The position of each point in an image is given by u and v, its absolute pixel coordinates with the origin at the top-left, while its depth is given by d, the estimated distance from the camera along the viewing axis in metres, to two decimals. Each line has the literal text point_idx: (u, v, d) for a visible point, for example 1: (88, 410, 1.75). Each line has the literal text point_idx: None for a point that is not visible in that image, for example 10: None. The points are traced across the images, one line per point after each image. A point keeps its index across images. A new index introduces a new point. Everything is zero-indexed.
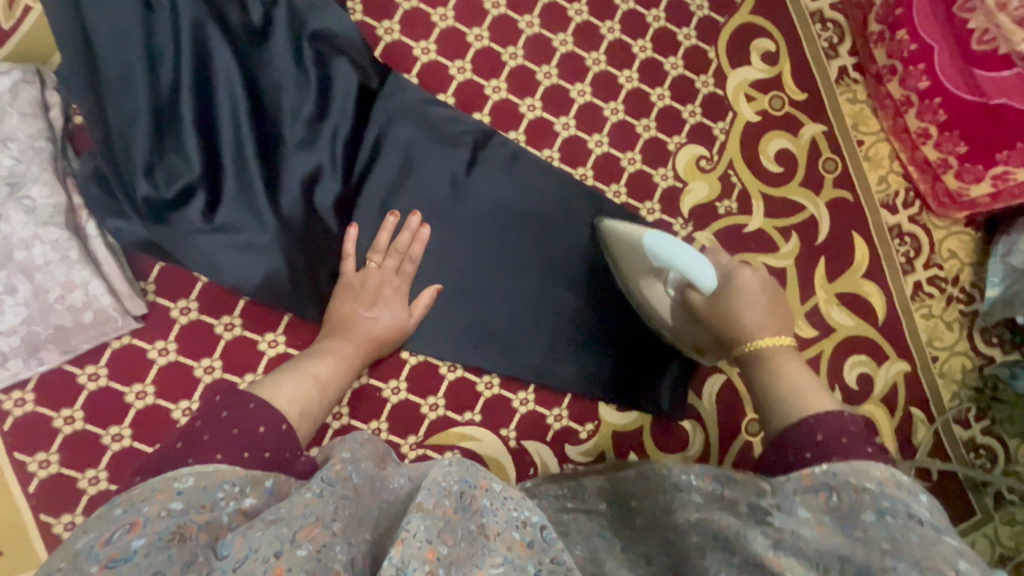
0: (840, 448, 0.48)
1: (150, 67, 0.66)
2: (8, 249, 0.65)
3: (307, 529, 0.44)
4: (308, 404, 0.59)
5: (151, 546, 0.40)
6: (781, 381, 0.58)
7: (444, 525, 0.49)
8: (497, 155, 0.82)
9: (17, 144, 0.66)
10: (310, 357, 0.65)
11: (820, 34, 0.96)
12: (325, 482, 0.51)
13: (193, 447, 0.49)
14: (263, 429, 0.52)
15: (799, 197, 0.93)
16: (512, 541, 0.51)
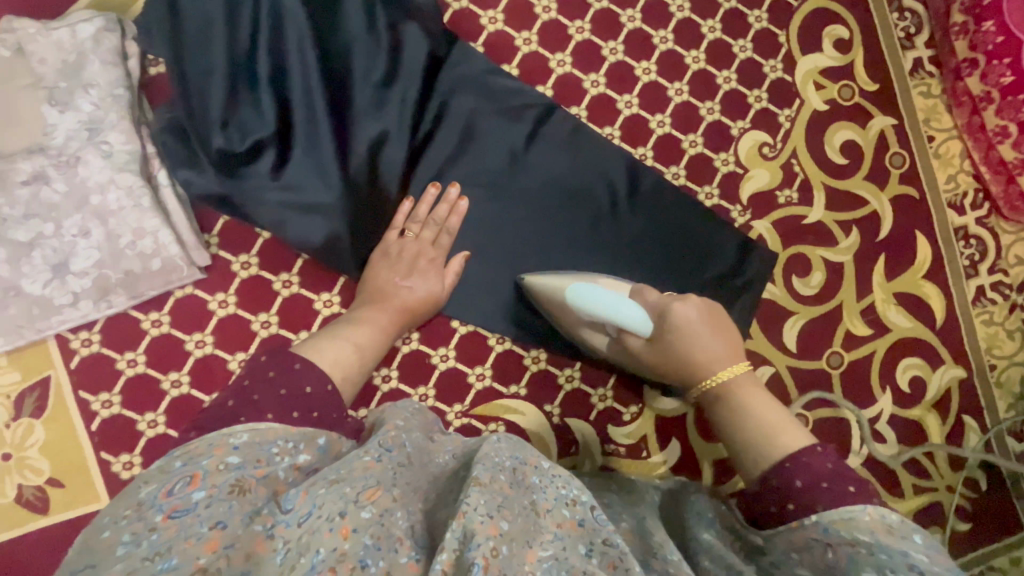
0: (822, 495, 0.54)
1: (228, 21, 0.66)
2: (85, 192, 0.67)
3: (369, 492, 0.44)
4: (346, 363, 0.61)
5: (211, 498, 0.41)
6: (753, 423, 0.63)
7: (501, 500, 0.45)
8: (559, 130, 0.80)
9: (98, 91, 0.67)
10: (346, 326, 0.67)
11: (896, 23, 0.93)
12: (383, 446, 0.51)
13: (243, 406, 0.49)
14: (309, 390, 0.53)
15: (862, 190, 0.90)
16: (562, 519, 0.49)
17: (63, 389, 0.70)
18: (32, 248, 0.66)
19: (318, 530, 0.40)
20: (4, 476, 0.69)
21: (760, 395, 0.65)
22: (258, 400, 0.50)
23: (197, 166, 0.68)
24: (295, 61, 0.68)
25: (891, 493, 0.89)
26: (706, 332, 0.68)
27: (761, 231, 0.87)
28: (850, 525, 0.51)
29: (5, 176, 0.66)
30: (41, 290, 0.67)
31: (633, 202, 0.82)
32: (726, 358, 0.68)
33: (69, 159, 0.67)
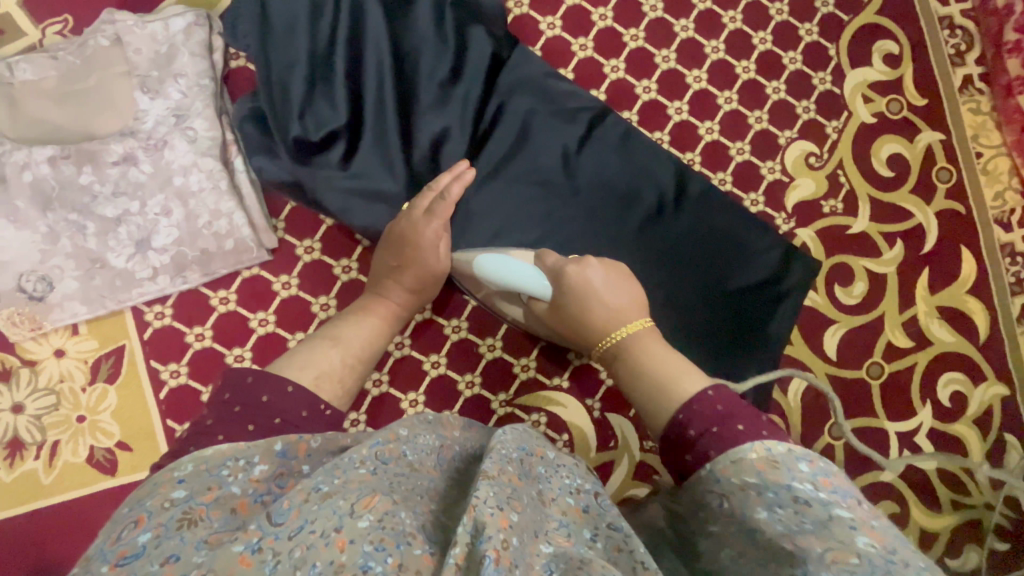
0: (714, 442, 0.49)
1: (312, 22, 0.72)
2: (169, 174, 0.72)
3: (365, 500, 0.41)
4: (327, 370, 0.60)
5: (160, 537, 0.38)
6: (650, 377, 0.59)
7: (512, 491, 0.44)
8: (611, 133, 0.83)
9: (186, 81, 0.72)
10: (336, 327, 0.67)
11: (947, 40, 0.93)
12: (380, 457, 0.48)
13: (248, 412, 0.50)
14: (266, 398, 0.52)
15: (908, 203, 0.91)
16: (567, 506, 0.50)
17: (135, 358, 0.74)
18: (119, 224, 0.71)
19: (312, 544, 0.38)
20: (77, 437, 0.73)
21: (654, 344, 0.63)
22: (268, 404, 0.52)
23: (273, 153, 0.73)
24: (368, 59, 0.73)
25: (928, 506, 0.89)
26: (605, 291, 0.67)
27: (805, 239, 0.88)
28: (739, 469, 0.46)
29: (98, 156, 0.71)
30: (124, 263, 0.72)
31: (679, 205, 0.84)
32: (629, 313, 0.66)
33: (157, 143, 0.72)
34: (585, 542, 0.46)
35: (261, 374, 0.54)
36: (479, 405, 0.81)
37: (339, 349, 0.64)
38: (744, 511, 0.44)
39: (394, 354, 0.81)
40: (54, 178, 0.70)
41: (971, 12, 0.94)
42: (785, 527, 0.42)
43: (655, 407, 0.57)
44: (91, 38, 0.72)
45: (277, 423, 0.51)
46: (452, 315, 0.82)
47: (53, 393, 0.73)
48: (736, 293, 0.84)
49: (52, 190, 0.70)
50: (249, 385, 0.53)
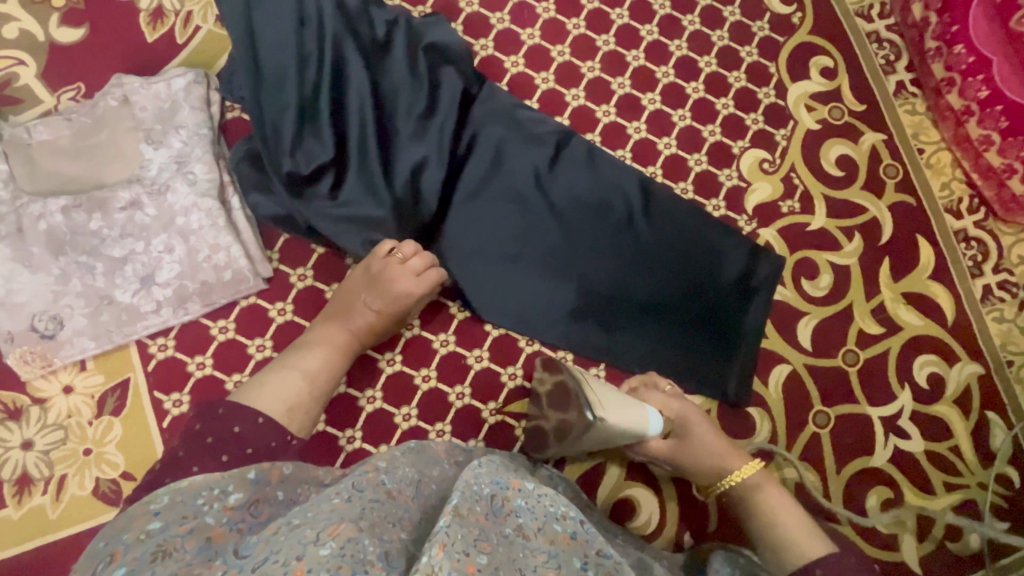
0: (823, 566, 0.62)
1: (300, 71, 0.80)
2: (171, 215, 0.78)
3: (331, 528, 0.41)
4: (297, 401, 0.64)
5: (132, 571, 0.41)
6: (776, 519, 0.70)
7: (479, 532, 0.44)
8: (578, 153, 0.90)
9: (186, 131, 0.80)
10: (302, 356, 0.70)
11: (877, 52, 1.03)
12: (356, 486, 0.48)
13: (219, 443, 0.54)
14: (237, 429, 0.55)
15: (861, 199, 0.97)
16: (554, 535, 0.49)
17: (139, 389, 0.77)
18: (125, 263, 0.77)
19: (271, 573, 0.37)
20: (84, 470, 0.75)
21: (773, 495, 0.73)
22: (239, 435, 0.55)
23: (267, 190, 0.80)
24: (352, 102, 0.81)
25: (921, 489, 0.90)
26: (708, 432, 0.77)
27: (767, 238, 0.94)
28: None
29: (106, 203, 0.77)
30: (129, 299, 0.77)
31: (647, 214, 0.90)
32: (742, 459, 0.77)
33: (160, 188, 0.78)
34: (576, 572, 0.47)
35: (234, 407, 0.57)
36: (471, 416, 0.84)
37: (302, 378, 0.67)
38: None
39: (387, 370, 0.84)
40: (66, 225, 0.76)
41: (895, 26, 1.04)
42: None
43: (775, 555, 0.67)
44: (102, 100, 0.81)
45: (249, 453, 0.55)
46: (439, 330, 0.86)
47: (61, 427, 0.76)
48: (710, 292, 0.89)
49: (64, 236, 0.76)
50: (222, 415, 0.56)
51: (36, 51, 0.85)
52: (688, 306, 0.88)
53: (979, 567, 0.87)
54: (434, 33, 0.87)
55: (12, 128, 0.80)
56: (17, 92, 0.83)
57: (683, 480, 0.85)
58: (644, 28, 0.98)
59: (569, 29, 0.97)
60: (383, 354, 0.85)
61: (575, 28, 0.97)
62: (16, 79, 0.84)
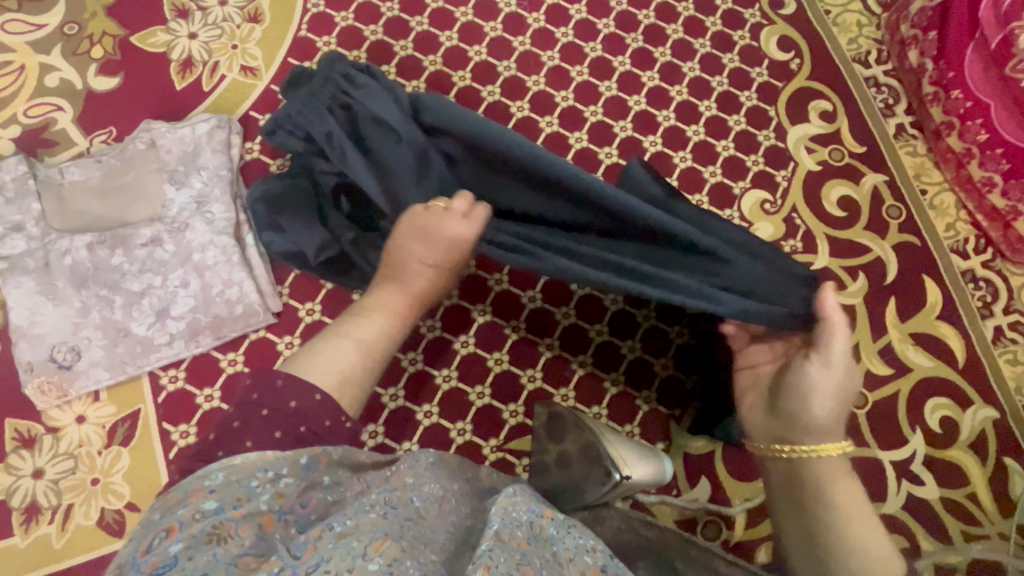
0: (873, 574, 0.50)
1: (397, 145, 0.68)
2: (189, 251, 0.82)
3: (377, 544, 0.40)
4: (349, 372, 0.58)
5: (191, 549, 0.38)
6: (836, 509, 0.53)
7: (521, 557, 0.43)
8: (684, 204, 0.66)
9: (207, 173, 0.84)
10: (345, 333, 0.62)
11: (875, 96, 1.05)
12: (389, 503, 0.47)
13: (274, 417, 0.52)
14: (293, 403, 0.53)
15: (864, 239, 0.98)
16: (585, 566, 0.47)
17: (149, 421, 0.79)
18: (143, 297, 0.80)
19: None
20: (90, 500, 0.77)
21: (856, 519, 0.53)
22: (296, 410, 0.52)
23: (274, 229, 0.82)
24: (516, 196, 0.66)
25: (938, 538, 0.87)
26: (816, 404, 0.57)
27: None
28: None
29: (129, 239, 0.81)
30: (145, 331, 0.80)
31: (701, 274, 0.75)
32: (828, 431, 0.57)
33: (180, 226, 0.82)
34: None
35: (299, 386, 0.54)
36: (473, 453, 0.84)
37: (354, 358, 0.60)
38: None
39: (390, 406, 0.85)
40: (90, 260, 0.80)
41: (892, 71, 1.06)
42: None
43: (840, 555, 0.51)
44: (131, 143, 0.86)
45: (302, 431, 0.52)
46: (443, 365, 0.87)
47: (72, 457, 0.78)
48: None
49: (87, 271, 0.80)
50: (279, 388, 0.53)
51: (74, 99, 0.91)
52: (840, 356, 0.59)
53: None
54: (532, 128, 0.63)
55: (46, 169, 0.85)
56: (53, 136, 0.89)
57: (686, 524, 0.84)
58: (645, 74, 1.02)
59: (574, 75, 1.01)
60: (387, 390, 0.86)
61: (579, 75, 1.01)
62: (54, 124, 0.90)
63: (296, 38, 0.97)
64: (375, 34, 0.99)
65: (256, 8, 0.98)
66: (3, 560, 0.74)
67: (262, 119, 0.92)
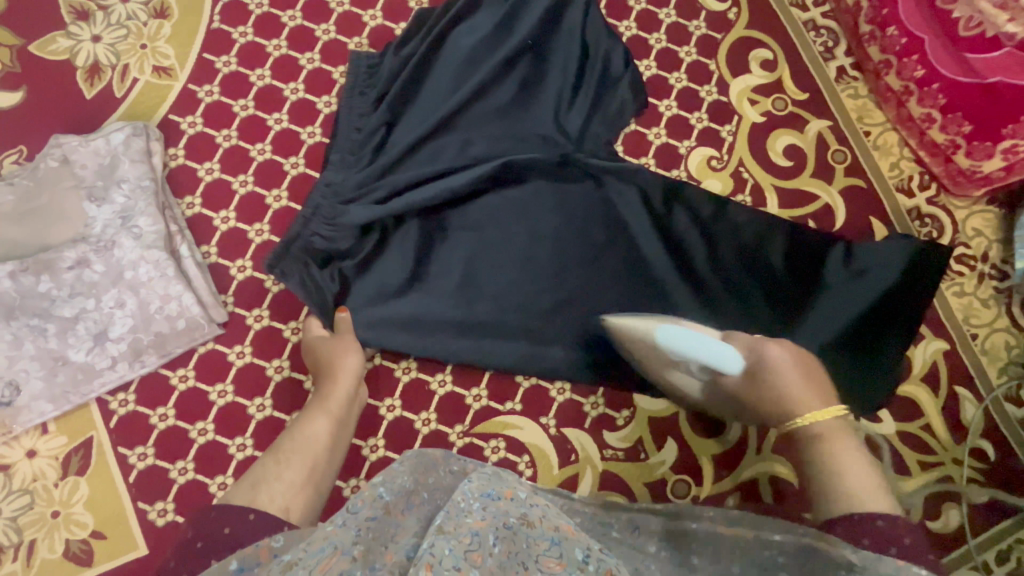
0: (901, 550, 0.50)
1: (508, 312, 0.87)
2: (120, 269, 0.78)
3: (325, 562, 0.47)
4: (268, 479, 0.62)
5: None
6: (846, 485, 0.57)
7: (470, 542, 0.50)
8: (489, 243, 0.89)
9: (129, 185, 0.81)
10: (284, 460, 0.65)
11: (815, 40, 1.04)
12: (352, 509, 0.55)
13: (211, 545, 0.53)
14: (250, 516, 0.55)
15: (812, 187, 0.98)
16: (558, 524, 0.57)
17: (104, 447, 0.77)
18: (77, 322, 0.77)
19: None
20: (53, 533, 0.75)
21: (846, 439, 0.62)
22: (229, 535, 0.53)
23: (359, 251, 0.86)
24: (460, 240, 0.89)
25: (896, 470, 0.90)
26: (794, 375, 0.69)
27: (722, 233, 0.93)
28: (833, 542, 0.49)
29: (53, 264, 0.77)
30: (84, 357, 0.77)
31: (836, 345, 0.90)
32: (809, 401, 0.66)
33: (107, 244, 0.79)
34: (577, 563, 0.51)
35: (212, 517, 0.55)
36: (441, 441, 0.84)
37: (285, 481, 0.62)
38: None
39: None
40: (14, 290, 0.76)
41: (830, 13, 1.05)
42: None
43: (827, 497, 0.58)
44: (42, 162, 0.81)
45: (227, 531, 0.53)
46: (401, 358, 0.87)
47: (27, 492, 0.76)
48: (564, 295, 0.89)
49: (13, 301, 0.76)
50: (214, 519, 0.55)
51: None
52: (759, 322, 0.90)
53: (961, 543, 0.88)
54: (506, 252, 0.89)
55: None
56: None
57: (656, 488, 0.86)
58: None
59: None
60: None
61: None
62: None
63: (210, 31, 0.92)
64: (294, 20, 0.94)
65: (162, 2, 0.92)
66: None
67: (183, 122, 0.88)
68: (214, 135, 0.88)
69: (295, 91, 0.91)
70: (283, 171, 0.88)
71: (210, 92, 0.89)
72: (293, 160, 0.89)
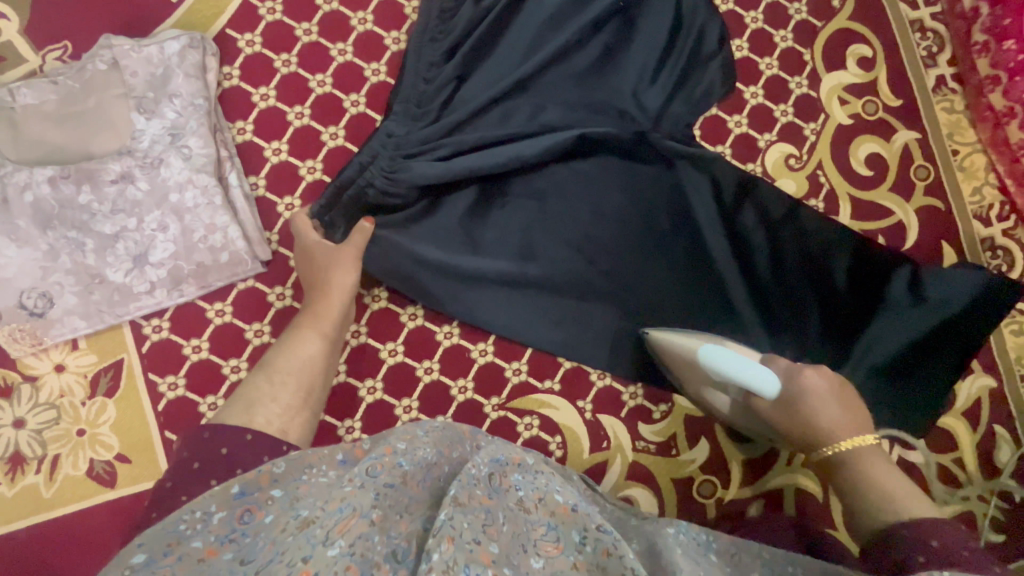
0: (952, 557, 0.49)
1: (559, 291, 0.84)
2: (165, 191, 0.74)
3: (340, 525, 0.43)
4: (259, 397, 0.59)
5: None
6: (882, 492, 0.59)
7: (486, 517, 0.46)
8: (548, 217, 0.84)
9: (181, 101, 0.76)
10: (278, 380, 0.62)
11: (919, 42, 0.97)
12: (371, 472, 0.48)
13: (207, 467, 0.51)
14: (250, 437, 0.54)
15: (888, 201, 0.93)
16: (555, 506, 0.52)
17: (134, 371, 0.75)
18: (117, 240, 0.73)
19: (279, 572, 0.39)
20: (77, 450, 0.74)
21: (880, 463, 0.63)
22: (226, 455, 0.52)
23: (414, 207, 0.82)
24: (519, 209, 0.84)
25: (920, 498, 0.90)
26: (834, 403, 0.68)
27: (789, 236, 0.89)
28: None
29: (96, 175, 0.73)
30: (121, 278, 0.74)
31: (883, 369, 0.88)
32: (847, 425, 0.66)
33: (154, 161, 0.74)
34: (574, 545, 0.49)
35: (218, 434, 0.53)
36: (475, 411, 0.83)
37: (282, 404, 0.60)
38: None
39: (388, 362, 0.82)
40: (53, 198, 0.72)
41: (940, 15, 0.97)
42: None
43: (869, 516, 0.58)
44: (90, 62, 0.75)
45: (223, 452, 0.52)
46: (444, 322, 0.84)
47: (54, 407, 0.74)
48: (619, 280, 0.85)
49: (52, 209, 0.72)
50: (206, 440, 0.53)
51: (18, 5, 0.78)
52: (811, 338, 0.88)
53: None
54: (566, 228, 0.85)
55: None
56: None
57: (684, 485, 0.85)
58: None
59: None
60: (385, 345, 0.82)
61: None
62: None
63: None
64: None
65: None
66: None
67: (241, 40, 0.81)
68: (273, 58, 0.82)
69: (363, 21, 0.84)
70: (343, 108, 0.82)
71: (273, 10, 0.82)
72: (354, 97, 0.83)
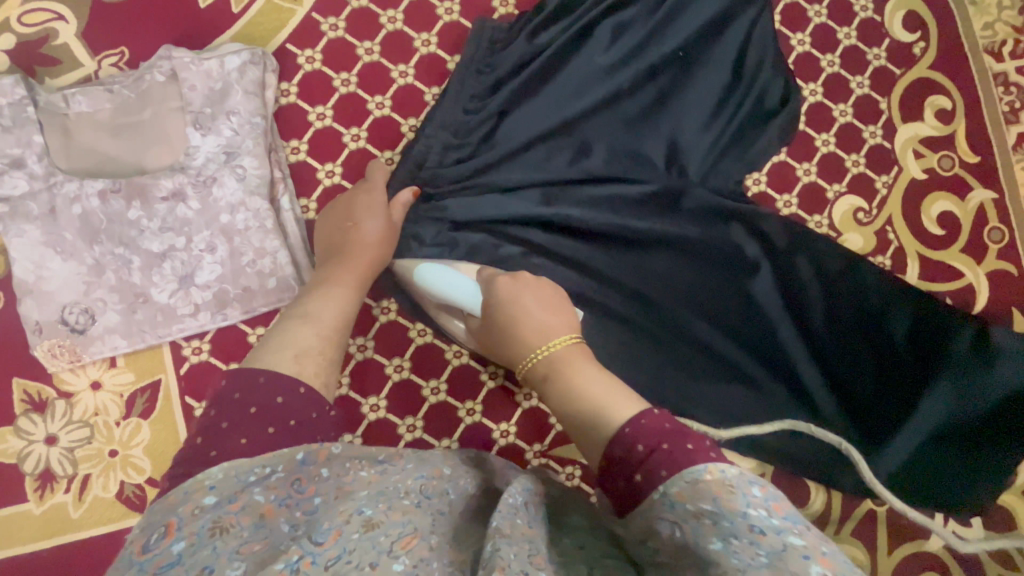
0: (663, 460, 0.44)
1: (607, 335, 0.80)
2: (215, 211, 0.72)
3: (404, 540, 0.42)
4: (306, 346, 0.55)
5: (194, 546, 0.38)
6: (577, 401, 0.54)
7: (530, 548, 0.43)
8: (599, 255, 0.81)
9: (238, 118, 0.73)
10: (325, 331, 0.57)
11: (1002, 97, 0.92)
12: (424, 491, 0.49)
13: (264, 415, 0.47)
14: (303, 390, 0.49)
15: (958, 263, 0.89)
16: (566, 549, 0.47)
17: (171, 394, 0.73)
18: (164, 259, 0.71)
19: (348, 573, 0.38)
20: (109, 472, 0.72)
21: (582, 363, 0.56)
22: (284, 406, 0.48)
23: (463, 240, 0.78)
24: (570, 247, 0.81)
25: None
26: (538, 306, 0.63)
27: (853, 293, 0.84)
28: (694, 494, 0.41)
29: (147, 190, 0.71)
30: (166, 298, 0.71)
31: (939, 439, 0.83)
32: (557, 328, 0.61)
33: (206, 179, 0.72)
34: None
35: (274, 384, 0.49)
36: (515, 456, 0.79)
37: (329, 355, 0.56)
38: (695, 541, 0.40)
39: (430, 400, 0.79)
40: (102, 212, 0.70)
41: None
42: (741, 560, 0.37)
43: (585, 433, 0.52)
44: (148, 72, 0.73)
45: (279, 401, 0.48)
46: (489, 361, 0.80)
47: (87, 425, 0.72)
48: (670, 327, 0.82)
49: (99, 223, 0.70)
50: (262, 384, 0.48)
51: (79, 7, 0.76)
52: (866, 402, 0.83)
53: None
54: (618, 269, 0.81)
55: (47, 93, 0.72)
56: (55, 52, 0.75)
57: None
58: None
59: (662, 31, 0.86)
60: (428, 382, 0.79)
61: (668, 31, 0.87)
62: (55, 38, 0.75)
63: None
64: None
65: None
66: (18, 526, 0.70)
67: (301, 56, 0.79)
68: (333, 76, 0.79)
69: (427, 44, 0.81)
70: (400, 133, 0.80)
71: (335, 27, 0.79)
72: (412, 122, 0.80)
